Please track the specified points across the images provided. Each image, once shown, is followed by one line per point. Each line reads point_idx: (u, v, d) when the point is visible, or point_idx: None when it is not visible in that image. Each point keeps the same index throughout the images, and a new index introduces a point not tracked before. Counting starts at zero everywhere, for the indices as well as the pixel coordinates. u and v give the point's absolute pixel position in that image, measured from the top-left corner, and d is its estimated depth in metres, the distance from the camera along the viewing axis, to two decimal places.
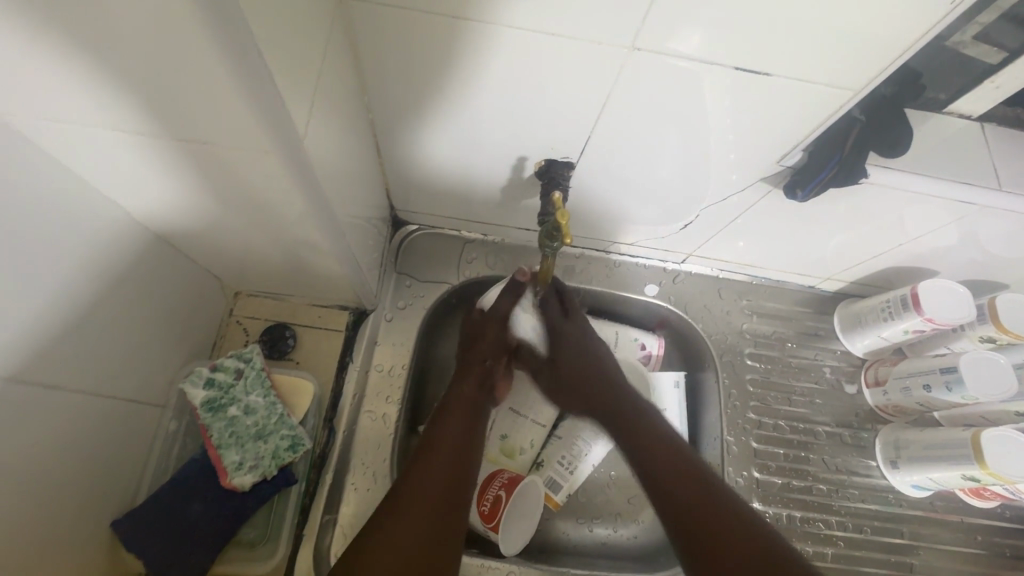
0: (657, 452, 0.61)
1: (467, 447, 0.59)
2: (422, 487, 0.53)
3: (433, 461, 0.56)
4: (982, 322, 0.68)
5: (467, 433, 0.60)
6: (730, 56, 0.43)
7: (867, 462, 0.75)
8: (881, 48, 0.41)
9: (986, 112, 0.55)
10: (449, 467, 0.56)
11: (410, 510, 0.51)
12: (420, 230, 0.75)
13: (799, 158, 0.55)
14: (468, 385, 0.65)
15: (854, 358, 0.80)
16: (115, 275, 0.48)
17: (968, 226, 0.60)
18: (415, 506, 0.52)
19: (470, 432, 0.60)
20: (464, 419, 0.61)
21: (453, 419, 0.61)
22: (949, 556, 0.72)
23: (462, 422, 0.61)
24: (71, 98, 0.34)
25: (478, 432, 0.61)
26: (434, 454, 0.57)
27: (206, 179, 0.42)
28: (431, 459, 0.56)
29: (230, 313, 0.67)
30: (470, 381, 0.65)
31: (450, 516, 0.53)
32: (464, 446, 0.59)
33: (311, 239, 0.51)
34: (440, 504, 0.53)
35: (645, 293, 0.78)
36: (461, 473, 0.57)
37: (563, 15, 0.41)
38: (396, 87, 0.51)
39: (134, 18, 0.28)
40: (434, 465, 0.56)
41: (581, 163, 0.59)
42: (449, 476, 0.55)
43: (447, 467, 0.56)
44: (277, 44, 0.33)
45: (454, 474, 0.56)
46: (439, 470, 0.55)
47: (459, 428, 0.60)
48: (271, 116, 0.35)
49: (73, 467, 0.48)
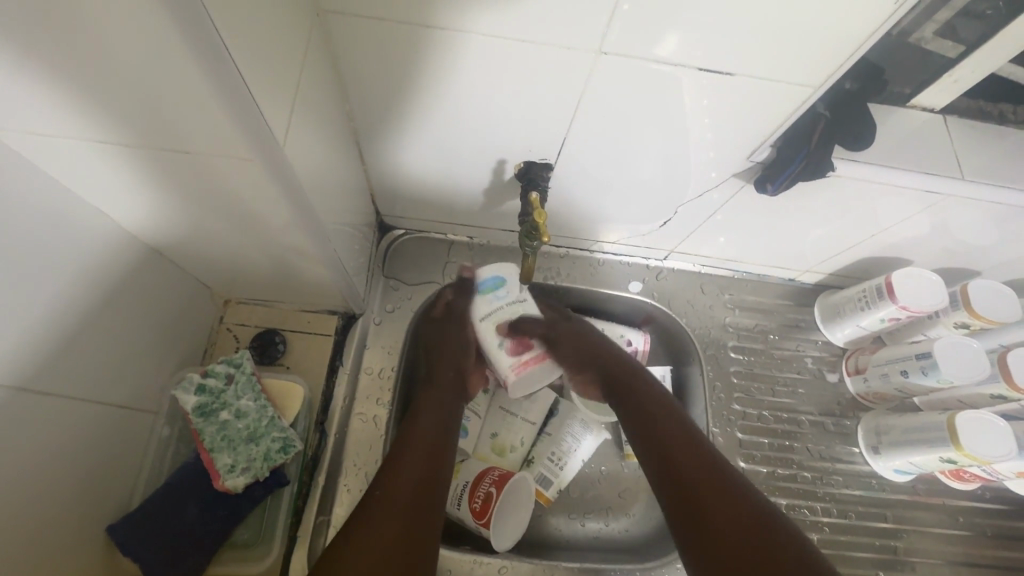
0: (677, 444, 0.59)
1: (441, 446, 0.60)
2: (397, 483, 0.54)
3: (406, 460, 0.56)
4: (955, 308, 0.69)
5: (441, 433, 0.61)
6: (698, 57, 0.45)
7: (851, 449, 0.77)
8: (839, 46, 0.43)
9: (948, 105, 0.57)
10: (425, 463, 0.57)
11: (387, 504, 0.52)
12: (407, 234, 0.77)
13: (768, 153, 0.56)
14: (435, 388, 0.66)
15: (835, 347, 0.82)
16: (105, 284, 0.49)
17: (937, 216, 0.62)
18: (393, 501, 0.52)
19: (444, 431, 0.61)
20: (433, 420, 0.61)
21: (424, 419, 0.62)
22: (933, 538, 0.74)
23: (433, 422, 0.62)
24: (57, 113, 0.35)
25: (450, 430, 0.62)
26: (407, 453, 0.57)
27: (190, 188, 0.44)
28: (404, 457, 0.57)
29: (220, 321, 0.68)
30: (438, 384, 0.66)
31: (429, 513, 0.53)
32: (437, 444, 0.60)
33: (296, 245, 0.52)
34: (416, 499, 0.53)
35: (630, 290, 0.80)
36: (434, 473, 0.57)
37: (533, 22, 0.43)
38: (376, 94, 0.52)
39: (112, 33, 0.29)
40: (408, 463, 0.56)
41: (558, 163, 0.60)
42: (427, 474, 0.56)
43: (422, 464, 0.57)
44: (254, 58, 0.34)
45: (431, 471, 0.57)
46: (416, 467, 0.56)
47: (432, 425, 0.61)
48: (248, 122, 0.36)
49: (69, 474, 0.49)
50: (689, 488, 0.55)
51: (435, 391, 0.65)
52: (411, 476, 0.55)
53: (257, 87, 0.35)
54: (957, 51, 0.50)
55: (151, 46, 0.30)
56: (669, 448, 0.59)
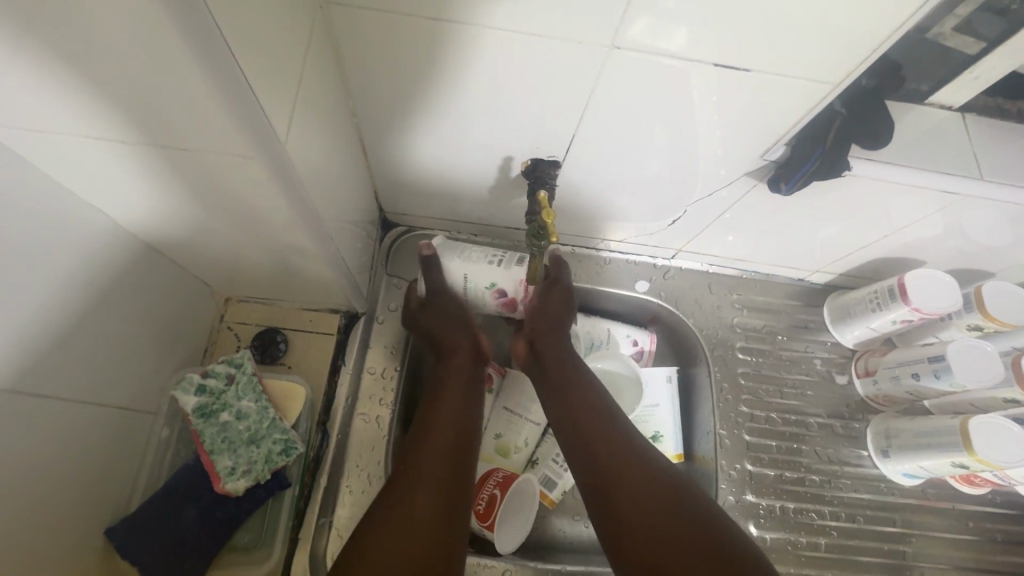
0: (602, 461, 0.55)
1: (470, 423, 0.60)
2: (431, 458, 0.54)
3: (442, 433, 0.57)
4: (969, 310, 0.68)
5: (468, 406, 0.61)
6: (711, 53, 0.44)
7: (859, 452, 0.76)
8: (859, 43, 0.42)
9: (967, 102, 0.56)
10: (456, 437, 0.57)
11: (425, 481, 0.52)
12: (410, 231, 0.75)
13: (782, 152, 0.55)
14: (457, 356, 0.65)
15: (845, 349, 0.80)
16: (104, 284, 0.48)
17: (953, 217, 0.60)
18: (430, 476, 0.52)
19: (471, 405, 0.61)
20: (454, 403, 0.60)
21: (450, 395, 0.61)
22: (941, 543, 0.73)
23: (460, 394, 0.62)
24: (49, 110, 0.34)
25: (473, 403, 0.62)
26: (440, 428, 0.57)
27: (190, 186, 0.43)
28: (438, 431, 0.57)
29: (220, 319, 0.67)
30: (460, 352, 0.65)
31: (461, 493, 0.53)
32: (467, 419, 0.60)
33: (298, 244, 0.51)
34: (452, 476, 0.54)
35: (637, 290, 0.78)
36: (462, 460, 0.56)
37: (540, 14, 0.41)
38: (379, 88, 0.51)
39: (102, 26, 0.28)
40: (441, 438, 0.56)
41: (566, 160, 0.59)
42: (457, 451, 0.56)
43: (454, 440, 0.57)
44: (254, 52, 0.33)
45: (457, 456, 0.56)
46: (449, 444, 0.56)
47: (460, 399, 0.61)
48: (248, 120, 0.35)
49: (66, 476, 0.48)
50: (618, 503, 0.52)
51: (459, 360, 0.65)
52: (444, 452, 0.55)
53: (258, 82, 0.34)
54: (978, 47, 0.48)
55: (146, 40, 0.29)
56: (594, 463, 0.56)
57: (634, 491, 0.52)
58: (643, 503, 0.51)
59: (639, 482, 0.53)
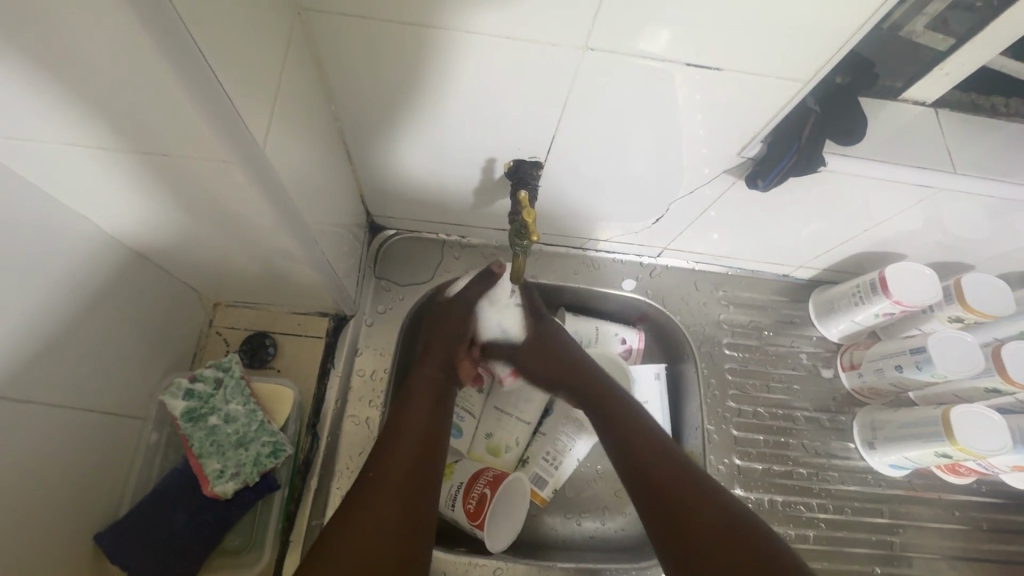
0: (648, 461, 0.58)
1: (432, 435, 0.59)
2: (387, 470, 0.53)
3: (402, 443, 0.56)
4: (949, 302, 0.69)
5: (434, 414, 0.61)
6: (686, 54, 0.45)
7: (846, 444, 0.77)
8: (827, 40, 0.42)
9: (939, 98, 0.56)
10: (416, 448, 0.56)
11: (378, 495, 0.51)
12: (398, 234, 0.76)
13: (758, 149, 0.56)
14: (428, 369, 0.65)
15: (830, 343, 0.81)
16: (90, 290, 0.49)
17: (931, 209, 0.61)
18: (382, 491, 0.52)
19: (435, 416, 0.61)
20: (422, 409, 0.60)
21: (418, 401, 0.61)
22: (928, 533, 0.74)
23: (427, 403, 0.61)
24: (26, 119, 0.35)
25: (442, 412, 0.62)
26: (400, 441, 0.56)
27: (173, 193, 0.43)
28: (398, 442, 0.56)
29: (209, 324, 0.68)
30: (430, 364, 0.65)
31: (421, 506, 0.53)
32: (432, 430, 0.59)
33: (283, 248, 0.52)
34: (408, 490, 0.53)
35: (623, 288, 0.79)
36: (425, 473, 0.55)
37: (520, 20, 0.42)
38: (360, 94, 0.51)
39: (77, 35, 0.28)
40: (402, 447, 0.56)
41: (548, 161, 0.60)
42: (417, 464, 0.55)
43: (415, 453, 0.56)
44: (229, 58, 0.34)
45: (421, 467, 0.55)
46: (407, 454, 0.55)
47: (426, 408, 0.60)
48: (228, 127, 0.35)
49: (54, 482, 0.48)
50: (666, 503, 0.54)
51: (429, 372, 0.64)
52: (402, 463, 0.54)
53: (234, 88, 0.34)
54: (947, 44, 0.48)
55: (121, 48, 0.29)
56: (642, 461, 0.58)
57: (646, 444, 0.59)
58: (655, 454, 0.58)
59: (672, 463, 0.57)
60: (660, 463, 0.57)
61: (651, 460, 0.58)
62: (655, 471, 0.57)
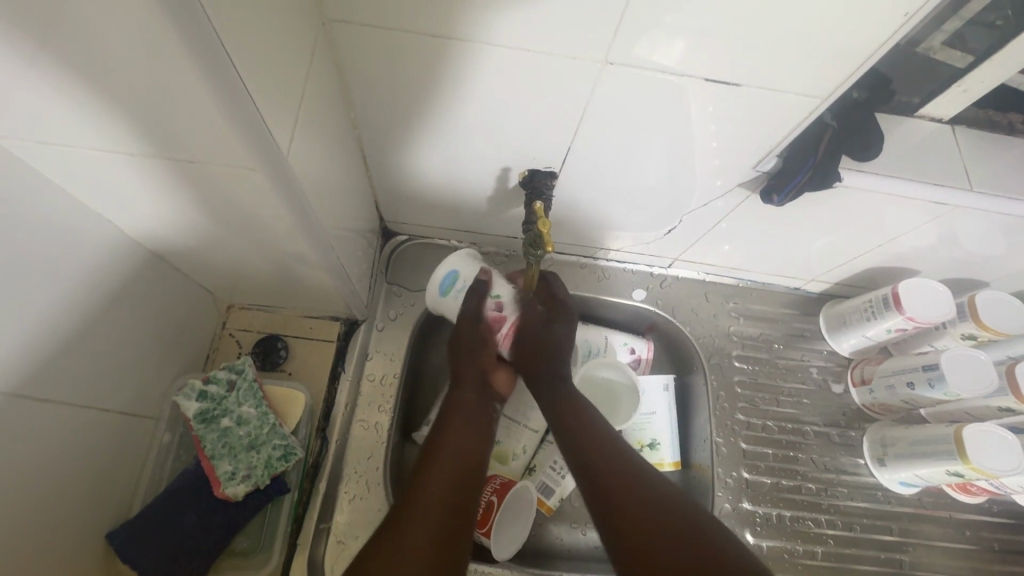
0: (613, 483, 0.56)
1: (471, 457, 0.59)
2: (427, 489, 0.54)
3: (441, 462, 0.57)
4: (963, 319, 0.69)
5: (473, 437, 0.61)
6: (703, 68, 0.45)
7: (855, 460, 0.76)
8: (846, 57, 0.43)
9: (956, 115, 0.56)
10: (456, 468, 0.57)
11: (420, 509, 0.52)
12: (409, 240, 0.77)
13: (774, 163, 0.56)
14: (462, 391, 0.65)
15: (841, 357, 0.81)
16: (110, 292, 0.50)
17: (946, 226, 0.61)
18: (425, 505, 0.52)
19: (476, 438, 0.61)
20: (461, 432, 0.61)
21: (455, 424, 0.61)
22: (938, 552, 0.73)
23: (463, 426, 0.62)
24: (57, 124, 0.35)
25: (481, 433, 0.62)
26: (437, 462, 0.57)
27: (194, 198, 0.44)
28: (437, 462, 0.57)
29: (222, 326, 0.69)
30: (465, 387, 0.65)
31: (462, 519, 0.53)
32: (470, 450, 0.60)
33: (299, 253, 0.52)
34: (450, 505, 0.53)
35: (634, 298, 0.79)
36: (466, 492, 0.56)
37: (537, 31, 0.42)
38: (379, 102, 0.52)
39: (109, 42, 0.29)
40: (439, 467, 0.56)
41: (563, 171, 0.60)
42: (460, 481, 0.56)
43: (453, 471, 0.56)
44: (256, 66, 0.34)
45: (461, 485, 0.56)
46: (446, 475, 0.56)
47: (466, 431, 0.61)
48: (252, 136, 0.36)
49: (68, 479, 0.49)
50: (629, 527, 0.52)
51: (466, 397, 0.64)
52: (441, 482, 0.55)
53: (258, 92, 0.35)
54: (965, 62, 0.48)
55: (152, 55, 0.30)
56: (606, 483, 0.56)
57: (611, 468, 0.57)
58: (621, 478, 0.56)
59: (637, 484, 0.55)
60: (622, 486, 0.55)
61: (617, 486, 0.55)
62: (624, 507, 0.54)
